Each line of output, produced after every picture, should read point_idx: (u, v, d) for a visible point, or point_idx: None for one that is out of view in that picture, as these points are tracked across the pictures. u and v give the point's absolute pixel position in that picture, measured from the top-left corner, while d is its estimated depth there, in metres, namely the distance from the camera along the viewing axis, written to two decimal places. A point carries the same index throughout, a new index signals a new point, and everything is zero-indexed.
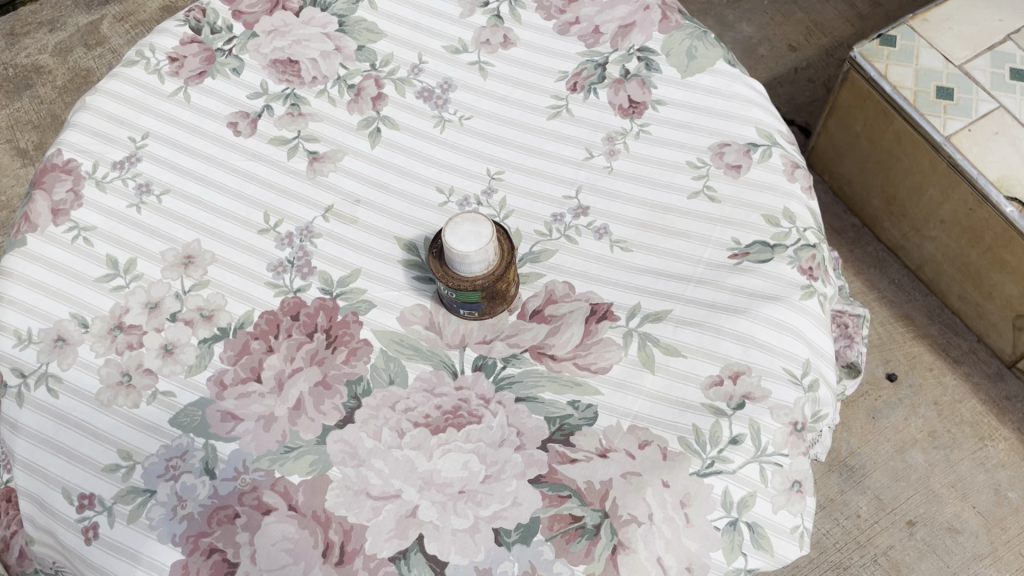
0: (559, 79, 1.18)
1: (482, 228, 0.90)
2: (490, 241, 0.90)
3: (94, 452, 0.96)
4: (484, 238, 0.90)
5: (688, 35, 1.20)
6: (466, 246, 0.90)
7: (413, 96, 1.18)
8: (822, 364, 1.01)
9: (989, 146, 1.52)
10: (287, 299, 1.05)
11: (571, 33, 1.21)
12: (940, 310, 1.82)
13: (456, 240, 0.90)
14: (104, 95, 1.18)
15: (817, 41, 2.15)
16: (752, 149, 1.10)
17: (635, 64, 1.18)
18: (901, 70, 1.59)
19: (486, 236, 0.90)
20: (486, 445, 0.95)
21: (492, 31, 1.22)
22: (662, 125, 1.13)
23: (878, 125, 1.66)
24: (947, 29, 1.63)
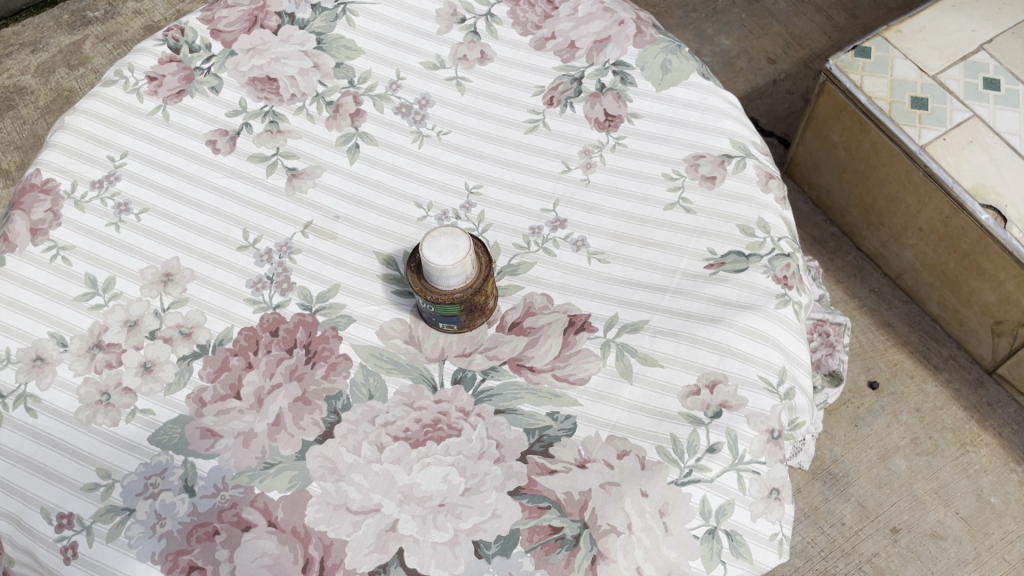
0: (535, 94, 1.19)
1: (460, 241, 0.91)
2: (468, 254, 0.91)
3: (73, 471, 0.96)
4: (461, 250, 0.91)
5: (663, 49, 1.21)
6: (443, 259, 0.90)
7: (392, 112, 1.19)
8: (798, 371, 1.01)
9: (964, 154, 1.54)
10: (266, 315, 1.05)
11: (547, 48, 1.22)
12: (921, 318, 1.84)
13: (433, 254, 0.91)
14: (82, 115, 1.18)
15: (794, 53, 2.18)
16: (726, 160, 1.12)
17: (610, 77, 1.19)
18: (876, 81, 1.61)
19: (464, 249, 0.91)
20: (466, 457, 0.95)
21: (469, 48, 1.23)
22: (638, 137, 1.14)
23: (855, 136, 1.68)
24: (921, 40, 1.65)
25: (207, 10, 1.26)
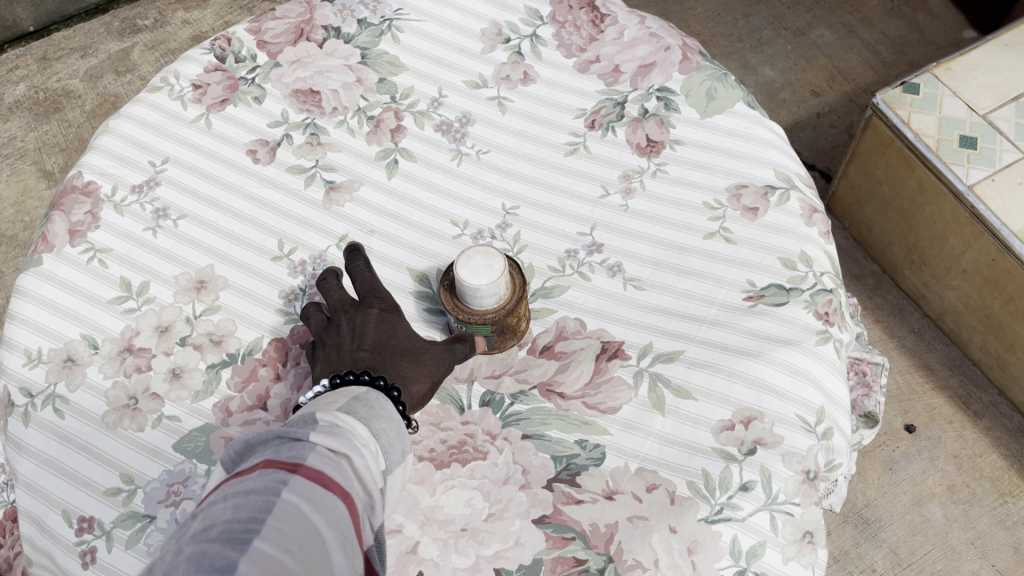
0: (577, 116, 1.18)
1: (494, 261, 0.89)
2: (502, 274, 0.90)
3: (96, 474, 0.96)
4: (495, 271, 0.89)
5: (709, 76, 1.19)
6: (477, 279, 0.89)
7: (432, 129, 1.18)
8: (837, 412, 0.98)
9: (1013, 196, 1.50)
10: (292, 326, 1.04)
11: (591, 71, 1.21)
12: (962, 362, 1.79)
13: (467, 273, 0.89)
14: (127, 120, 1.19)
15: (839, 87, 2.15)
16: (770, 192, 1.10)
17: (654, 103, 1.18)
18: (924, 118, 1.58)
19: (498, 269, 0.89)
20: (491, 482, 0.94)
21: (512, 68, 1.22)
22: (680, 164, 1.13)
23: (900, 173, 1.65)
24: (971, 79, 1.63)
25: (255, 21, 1.27)
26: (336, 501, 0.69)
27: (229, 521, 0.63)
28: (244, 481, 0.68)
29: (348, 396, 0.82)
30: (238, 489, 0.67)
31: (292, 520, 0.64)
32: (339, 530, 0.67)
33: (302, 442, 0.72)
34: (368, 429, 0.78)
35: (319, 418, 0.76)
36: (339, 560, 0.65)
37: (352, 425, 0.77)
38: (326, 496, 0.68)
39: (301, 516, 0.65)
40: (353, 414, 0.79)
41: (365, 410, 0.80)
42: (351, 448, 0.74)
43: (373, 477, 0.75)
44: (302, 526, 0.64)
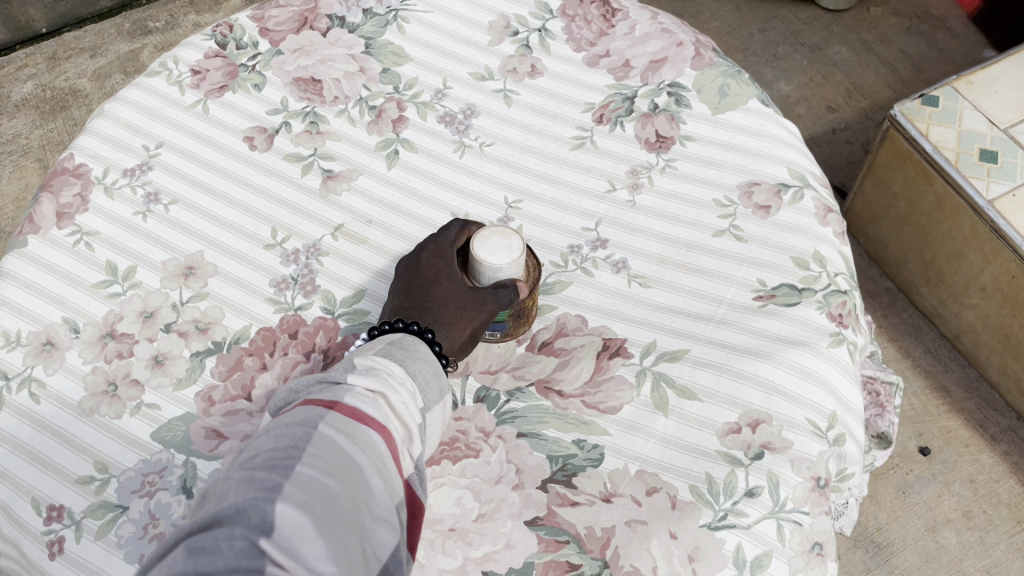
0: (584, 110, 1.14)
1: (512, 240, 0.88)
2: (522, 254, 0.88)
3: (69, 462, 0.91)
4: (515, 251, 0.88)
5: (722, 72, 1.16)
6: (497, 259, 0.87)
7: (434, 120, 1.15)
8: (850, 419, 0.93)
9: None
10: (342, 334, 0.99)
11: (601, 66, 1.17)
12: (979, 384, 1.73)
13: (486, 253, 0.88)
14: (122, 104, 1.16)
15: (855, 103, 2.11)
16: (782, 190, 1.05)
17: (664, 98, 1.14)
18: (943, 131, 1.54)
19: (517, 249, 0.88)
20: (482, 481, 0.89)
21: (520, 60, 1.19)
22: (689, 161, 1.09)
23: (918, 187, 1.60)
24: (992, 92, 1.59)
25: (258, 9, 1.25)
26: (373, 434, 0.70)
27: (273, 450, 0.65)
28: (287, 416, 0.69)
29: (386, 340, 0.81)
30: (281, 422, 0.69)
31: (330, 450, 0.66)
32: (377, 463, 0.69)
33: (340, 382, 0.73)
34: (405, 369, 0.78)
35: (357, 360, 0.77)
36: (375, 488, 0.67)
37: (391, 365, 0.77)
38: (362, 431, 0.70)
39: (339, 448, 0.67)
40: (390, 355, 0.79)
41: (403, 352, 0.80)
42: (388, 386, 0.75)
43: (412, 412, 0.76)
44: (340, 456, 0.66)
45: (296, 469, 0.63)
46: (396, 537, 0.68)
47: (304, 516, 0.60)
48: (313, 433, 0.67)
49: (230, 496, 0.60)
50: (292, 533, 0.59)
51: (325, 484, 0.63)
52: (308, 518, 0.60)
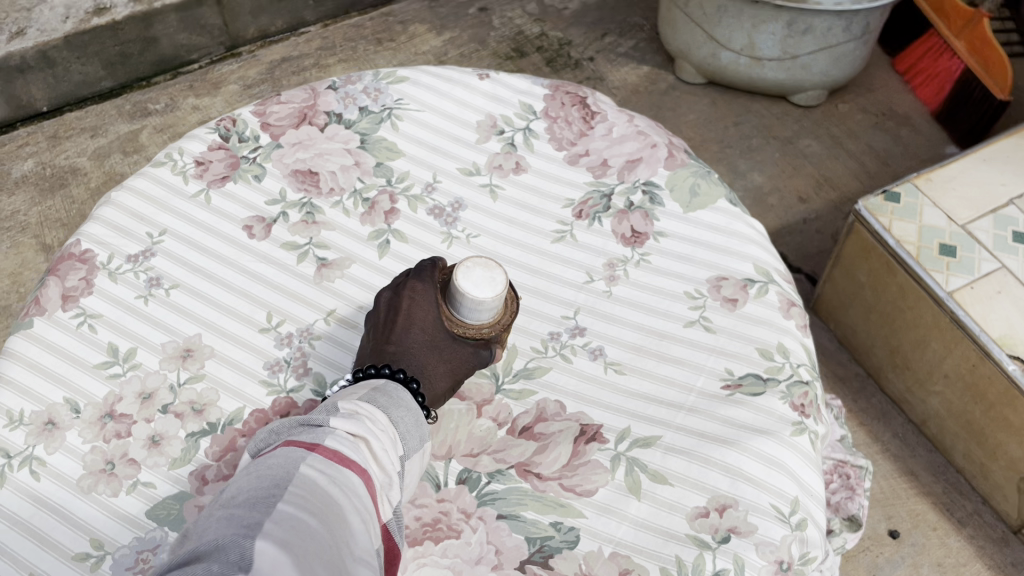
0: (565, 206, 1.22)
1: (495, 273, 0.94)
2: (503, 287, 0.94)
3: (66, 539, 0.95)
4: (497, 284, 0.94)
5: (693, 173, 1.24)
6: (480, 292, 0.94)
7: (424, 212, 1.22)
8: (811, 504, 0.98)
9: (992, 304, 1.54)
10: None
11: (580, 164, 1.26)
12: (945, 468, 1.79)
13: (470, 285, 0.94)
14: (128, 192, 1.23)
15: (825, 194, 2.22)
16: (749, 285, 1.13)
17: (639, 196, 1.22)
18: (905, 226, 1.63)
19: (499, 281, 0.94)
20: (462, 561, 0.93)
21: (505, 158, 1.27)
22: (663, 255, 1.16)
23: (882, 277, 1.69)
24: (951, 189, 1.68)
25: (260, 104, 1.32)
26: (353, 477, 0.79)
27: (259, 486, 0.73)
28: (274, 454, 0.78)
29: (369, 387, 0.91)
30: (267, 462, 0.77)
31: (310, 489, 0.74)
32: (357, 502, 0.77)
33: (324, 427, 0.82)
34: (387, 416, 0.87)
35: (342, 405, 0.86)
36: (355, 528, 0.75)
37: (372, 411, 0.86)
38: (343, 473, 0.78)
39: (321, 488, 0.74)
40: (372, 402, 0.88)
41: (385, 400, 0.89)
42: (370, 431, 0.83)
43: (391, 458, 0.85)
44: (321, 494, 0.74)
45: (280, 505, 0.70)
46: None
47: (284, 547, 0.67)
48: (297, 472, 0.75)
49: (212, 532, 0.68)
50: (274, 564, 0.66)
51: (308, 522, 0.70)
52: (287, 549, 0.67)
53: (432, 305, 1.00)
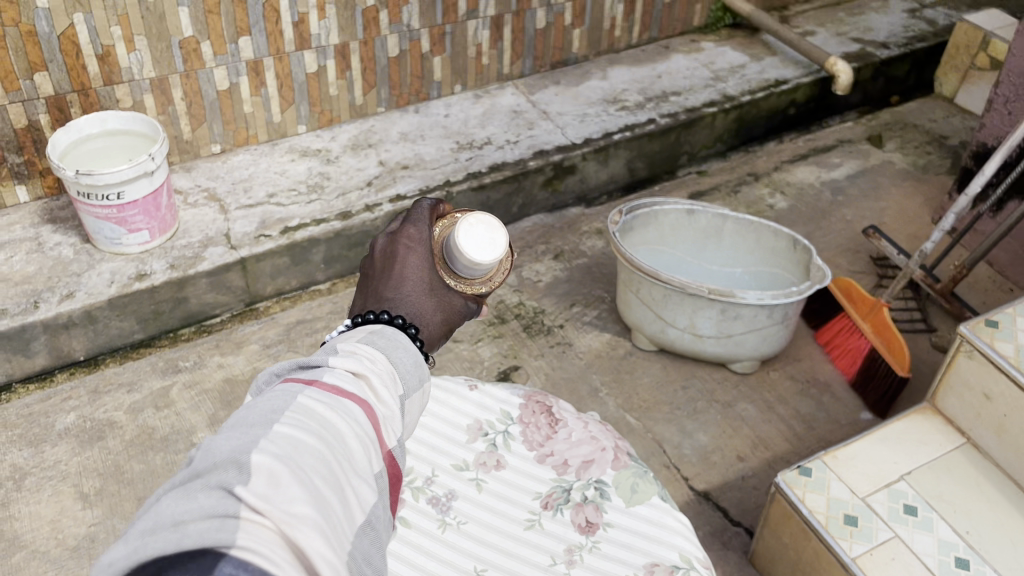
0: (534, 497, 1.57)
1: (497, 243, 1.37)
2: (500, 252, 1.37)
3: None
4: (498, 249, 1.36)
5: (633, 472, 1.61)
6: (489, 251, 1.35)
7: (424, 501, 1.56)
8: None
9: (888, 569, 1.86)
10: None
11: (546, 462, 1.62)
12: None
13: (483, 243, 1.35)
14: None
15: (761, 454, 2.59)
16: (674, 570, 1.47)
17: (592, 491, 1.57)
18: (815, 498, 1.99)
19: (498, 248, 1.36)
20: None
21: (487, 455, 1.64)
22: (609, 543, 1.50)
23: (801, 541, 2.02)
24: (852, 466, 2.06)
25: None
26: (351, 404, 1.02)
27: (264, 412, 0.95)
28: (282, 388, 1.01)
29: (370, 331, 1.16)
30: (275, 393, 1.00)
31: (309, 413, 0.96)
32: (353, 424, 0.99)
33: (325, 367, 1.06)
34: (387, 354, 1.13)
35: (344, 347, 1.10)
36: (352, 444, 0.98)
37: (370, 351, 1.11)
38: (340, 402, 1.01)
39: (317, 414, 0.96)
40: (373, 344, 1.13)
41: (383, 341, 1.14)
42: (367, 369, 1.07)
43: (388, 391, 1.08)
44: (317, 419, 0.96)
45: (278, 429, 0.92)
46: (369, 487, 0.97)
47: (280, 459, 0.89)
48: (296, 402, 0.97)
49: (225, 446, 0.89)
50: (270, 471, 0.87)
51: (305, 440, 0.92)
52: (282, 460, 0.89)
53: (424, 256, 1.32)
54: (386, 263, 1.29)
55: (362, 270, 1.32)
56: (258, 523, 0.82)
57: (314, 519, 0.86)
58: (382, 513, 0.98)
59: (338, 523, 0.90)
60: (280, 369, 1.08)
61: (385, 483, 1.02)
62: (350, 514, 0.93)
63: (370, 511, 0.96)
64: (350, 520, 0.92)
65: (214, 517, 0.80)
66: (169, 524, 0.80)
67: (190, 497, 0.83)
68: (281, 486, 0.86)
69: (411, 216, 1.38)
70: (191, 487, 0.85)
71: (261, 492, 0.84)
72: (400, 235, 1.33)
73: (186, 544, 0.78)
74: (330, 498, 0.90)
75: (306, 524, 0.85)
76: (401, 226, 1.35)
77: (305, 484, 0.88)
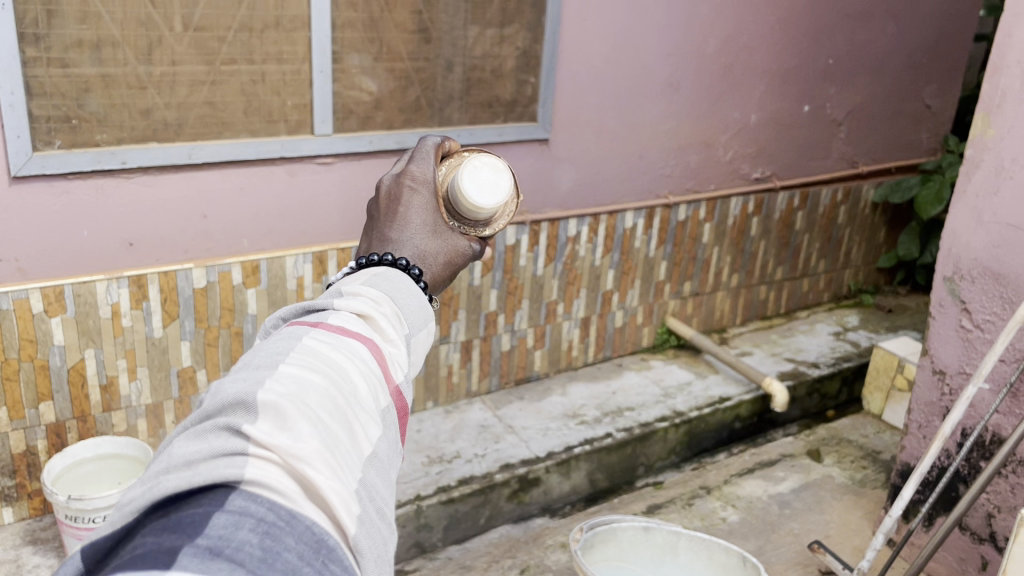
0: None
1: (499, 189, 1.59)
2: (501, 195, 1.59)
3: None
4: (499, 193, 1.58)
5: None
6: (489, 192, 1.56)
7: None
8: None
9: None
10: None
11: None
12: None
13: (485, 183, 1.57)
14: None
15: None
16: None
17: None
18: None
19: (499, 193, 1.59)
20: None
21: None
22: None
23: None
24: None
25: None
26: (356, 342, 1.06)
27: (269, 355, 0.97)
28: (288, 331, 1.05)
29: (373, 274, 1.25)
30: (283, 337, 1.03)
31: (314, 355, 0.98)
32: (357, 361, 1.02)
33: (329, 313, 1.11)
34: (388, 289, 1.22)
35: (348, 289, 1.19)
36: (358, 383, 1.00)
37: (375, 293, 1.19)
38: (343, 341, 1.04)
39: (320, 354, 0.99)
40: (377, 284, 1.22)
41: (386, 284, 1.23)
42: (373, 311, 1.14)
43: (393, 330, 1.15)
44: (320, 360, 0.98)
45: (283, 369, 0.93)
46: (376, 424, 0.99)
47: (284, 395, 0.88)
48: (300, 344, 1.00)
49: (231, 390, 0.89)
50: (274, 411, 0.86)
51: (310, 379, 0.93)
52: (287, 397, 0.88)
53: (428, 199, 1.43)
54: (391, 205, 1.42)
55: (370, 210, 1.45)
56: (266, 458, 0.81)
57: (320, 453, 0.85)
58: (389, 448, 1.01)
59: (346, 455, 0.90)
60: (287, 313, 1.13)
61: (392, 418, 1.05)
62: (358, 447, 0.94)
63: (377, 448, 0.97)
64: (359, 453, 0.93)
65: (222, 456, 0.80)
66: (181, 464, 0.79)
67: (200, 439, 0.83)
68: (286, 424, 0.85)
69: (415, 155, 1.48)
70: (200, 428, 0.84)
71: (268, 431, 0.84)
72: (405, 177, 1.44)
73: (196, 481, 0.76)
74: (339, 432, 0.91)
75: (313, 456, 0.84)
76: (407, 166, 1.46)
77: (313, 421, 0.88)
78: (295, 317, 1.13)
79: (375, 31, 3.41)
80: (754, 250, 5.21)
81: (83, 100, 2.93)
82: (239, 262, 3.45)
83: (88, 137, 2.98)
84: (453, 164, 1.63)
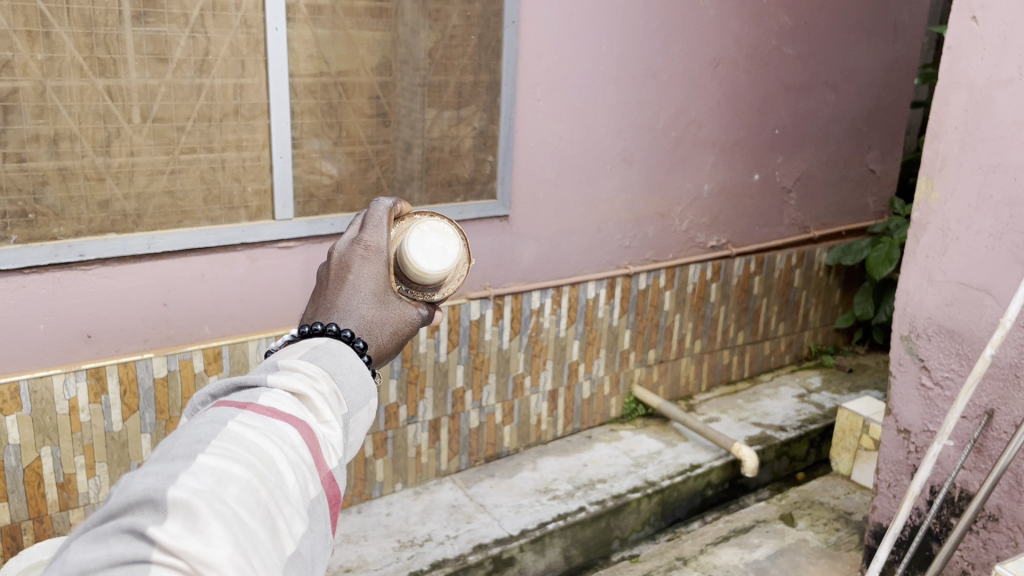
0: None
1: (447, 254, 1.61)
2: (450, 262, 1.60)
3: None
4: (447, 258, 1.61)
5: None
6: (438, 259, 1.59)
7: None
8: None
9: None
10: None
11: None
12: None
13: (431, 251, 1.60)
14: None
15: None
16: None
17: None
18: None
19: (448, 258, 1.60)
20: None
21: None
22: None
23: None
24: None
25: None
26: (286, 427, 1.02)
27: (189, 442, 0.93)
28: (215, 412, 1.01)
29: (313, 346, 1.21)
30: (211, 419, 1.00)
31: (237, 444, 0.95)
32: (286, 448, 0.99)
33: (260, 395, 1.07)
34: (330, 368, 1.17)
35: (282, 364, 1.14)
36: (285, 474, 0.96)
37: (313, 370, 1.14)
38: (272, 423, 1.01)
39: (244, 441, 0.96)
40: (317, 359, 1.17)
41: (327, 358, 1.18)
42: (309, 390, 1.10)
43: (330, 411, 1.11)
44: (243, 447, 0.94)
45: (202, 459, 0.89)
46: (299, 518, 0.96)
47: (199, 492, 0.85)
48: (224, 428, 0.96)
49: (141, 484, 0.85)
50: (185, 510, 0.83)
51: (231, 471, 0.90)
52: (201, 493, 0.85)
53: (380, 268, 1.38)
54: (340, 273, 1.36)
55: (320, 274, 1.39)
56: (171, 567, 0.79)
57: (232, 558, 0.83)
58: (314, 543, 0.99)
59: (264, 558, 0.88)
60: (217, 389, 1.10)
61: (322, 509, 1.03)
62: (277, 547, 0.92)
63: (300, 547, 0.95)
64: (276, 553, 0.91)
65: (122, 566, 0.77)
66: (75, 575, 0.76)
67: (98, 544, 0.80)
68: (195, 525, 0.82)
69: (368, 222, 1.43)
70: (100, 530, 0.81)
71: (178, 534, 0.81)
72: (359, 245, 1.39)
73: None
74: (257, 531, 0.88)
75: (224, 563, 0.81)
76: (360, 235, 1.41)
77: (228, 520, 0.85)
78: (226, 392, 1.10)
79: (334, 117, 3.46)
80: (714, 315, 5.28)
81: (40, 194, 2.91)
82: (200, 350, 3.40)
83: (45, 231, 2.94)
84: (403, 227, 1.66)
